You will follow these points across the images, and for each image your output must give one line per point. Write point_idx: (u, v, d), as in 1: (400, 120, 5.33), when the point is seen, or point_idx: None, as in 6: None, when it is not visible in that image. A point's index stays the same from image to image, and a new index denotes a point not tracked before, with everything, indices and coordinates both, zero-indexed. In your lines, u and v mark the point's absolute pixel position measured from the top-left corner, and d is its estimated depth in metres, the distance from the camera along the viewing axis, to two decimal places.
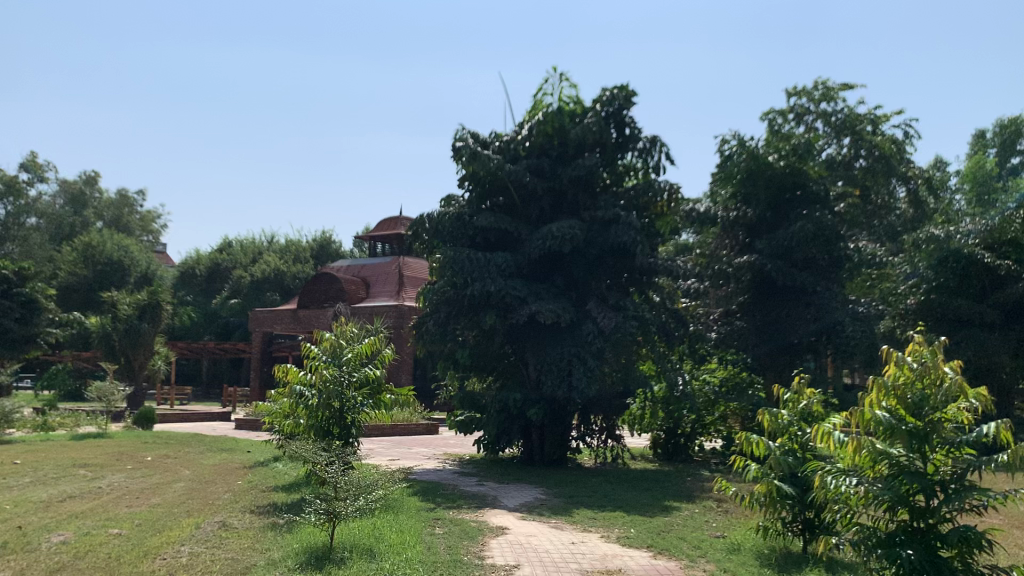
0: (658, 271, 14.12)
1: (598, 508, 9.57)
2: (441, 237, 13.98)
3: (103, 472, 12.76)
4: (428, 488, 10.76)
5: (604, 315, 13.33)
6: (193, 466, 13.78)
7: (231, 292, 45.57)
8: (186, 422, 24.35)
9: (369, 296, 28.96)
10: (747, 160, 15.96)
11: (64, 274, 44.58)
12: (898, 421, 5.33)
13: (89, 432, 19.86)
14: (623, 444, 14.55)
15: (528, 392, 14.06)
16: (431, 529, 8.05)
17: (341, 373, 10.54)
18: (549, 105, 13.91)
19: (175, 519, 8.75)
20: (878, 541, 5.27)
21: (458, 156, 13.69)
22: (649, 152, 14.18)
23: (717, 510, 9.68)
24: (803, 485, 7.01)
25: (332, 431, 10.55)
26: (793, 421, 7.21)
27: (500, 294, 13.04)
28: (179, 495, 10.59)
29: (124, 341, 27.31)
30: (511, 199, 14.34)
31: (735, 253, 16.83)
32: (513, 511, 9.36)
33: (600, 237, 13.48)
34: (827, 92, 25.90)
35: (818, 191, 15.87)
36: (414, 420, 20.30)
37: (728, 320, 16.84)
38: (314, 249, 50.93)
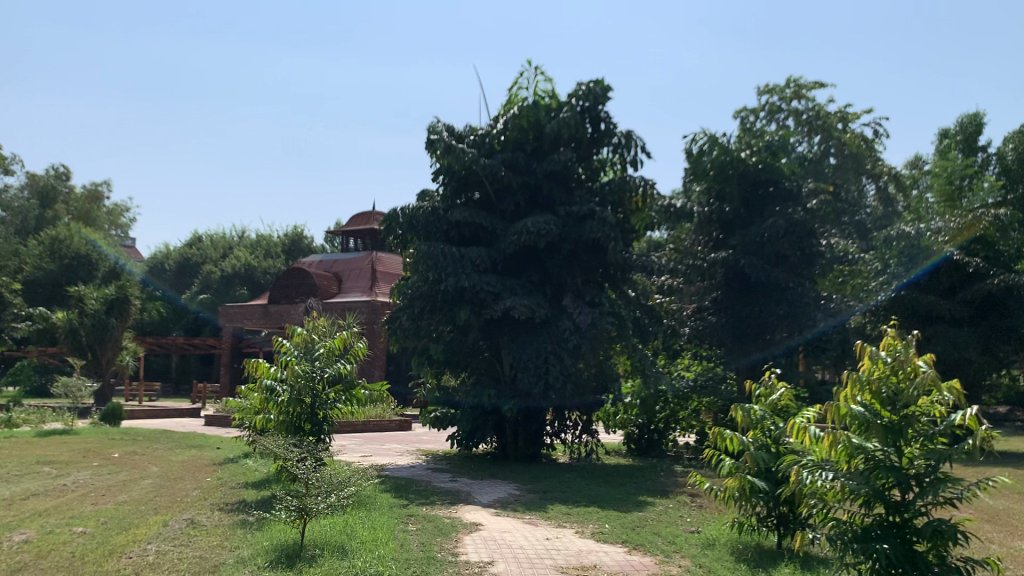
0: (633, 266, 14.10)
1: (572, 504, 9.53)
2: (415, 232, 13.86)
3: (68, 469, 12.52)
4: (401, 484, 10.66)
5: (580, 311, 13.28)
6: (161, 463, 13.56)
7: (201, 287, 45.10)
8: (155, 418, 24.02)
9: (342, 292, 28.75)
10: (720, 156, 15.99)
11: (30, 269, 43.88)
12: (874, 415, 5.25)
13: (54, 428, 19.53)
14: (597, 439, 14.51)
15: (503, 388, 13.98)
16: (404, 525, 7.95)
17: (313, 369, 10.39)
18: (525, 99, 13.83)
19: (142, 517, 8.57)
20: (854, 536, 5.23)
21: (432, 149, 13.57)
22: (624, 148, 14.15)
23: (691, 505, 9.68)
24: (776, 480, 6.99)
25: (304, 428, 10.40)
26: (767, 415, 7.20)
27: (474, 289, 12.95)
28: (146, 493, 10.40)
29: (91, 337, 26.90)
30: (486, 194, 14.24)
31: (709, 248, 16.86)
32: (486, 507, 9.29)
33: (575, 232, 13.42)
34: (798, 90, 26.05)
35: (791, 188, 15.96)
36: (386, 416, 20.18)
37: (700, 315, 16.87)
38: (285, 244, 50.52)
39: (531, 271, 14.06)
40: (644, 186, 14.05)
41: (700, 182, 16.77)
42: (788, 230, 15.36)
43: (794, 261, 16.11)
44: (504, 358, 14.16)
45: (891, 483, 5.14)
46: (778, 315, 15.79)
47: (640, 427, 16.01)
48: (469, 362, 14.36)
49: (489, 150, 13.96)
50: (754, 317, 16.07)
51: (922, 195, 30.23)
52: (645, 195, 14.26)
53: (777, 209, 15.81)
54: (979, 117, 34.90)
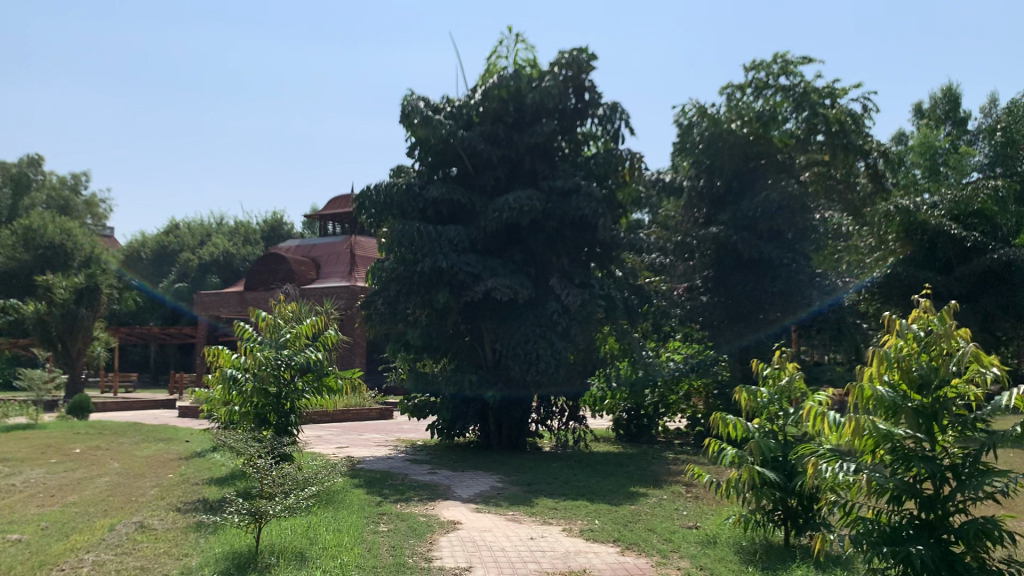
0: (622, 245, 13.41)
1: (558, 497, 8.85)
2: (389, 210, 13.08)
3: (21, 467, 11.75)
4: (375, 479, 9.95)
5: (567, 292, 12.57)
6: (123, 458, 12.81)
7: (178, 275, 44.28)
8: (127, 411, 23.25)
9: (321, 278, 27.99)
10: (710, 128, 15.37)
11: (4, 259, 43.05)
12: (902, 398, 4.62)
13: (19, 423, 18.71)
14: (585, 425, 13.86)
15: (485, 373, 13.31)
16: (374, 526, 7.24)
17: (277, 357, 9.59)
18: (504, 68, 13.05)
19: (87, 521, 7.83)
20: (882, 536, 4.57)
21: (407, 122, 12.78)
22: (610, 119, 13.42)
23: (687, 497, 9.06)
24: (785, 472, 6.38)
25: (269, 420, 9.66)
26: (774, 400, 6.58)
27: (452, 270, 12.21)
28: (100, 492, 9.65)
29: (61, 328, 26.04)
30: (464, 169, 13.48)
31: (699, 225, 16.20)
32: (466, 503, 8.58)
33: (560, 207, 12.68)
34: (785, 65, 25.37)
35: (784, 160, 15.58)
36: (367, 405, 19.51)
37: (691, 294, 16.16)
38: (264, 231, 49.66)
39: (514, 251, 13.32)
40: (630, 159, 13.38)
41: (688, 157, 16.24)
42: (780, 205, 14.81)
43: (785, 236, 15.52)
44: (487, 342, 13.47)
45: (923, 476, 4.52)
46: (771, 292, 15.17)
47: (629, 413, 15.38)
48: (450, 347, 13.64)
49: (467, 122, 13.16)
50: (747, 295, 15.45)
51: (909, 172, 29.72)
52: (631, 168, 13.59)
53: (767, 181, 15.39)
54: (954, 92, 34.33)
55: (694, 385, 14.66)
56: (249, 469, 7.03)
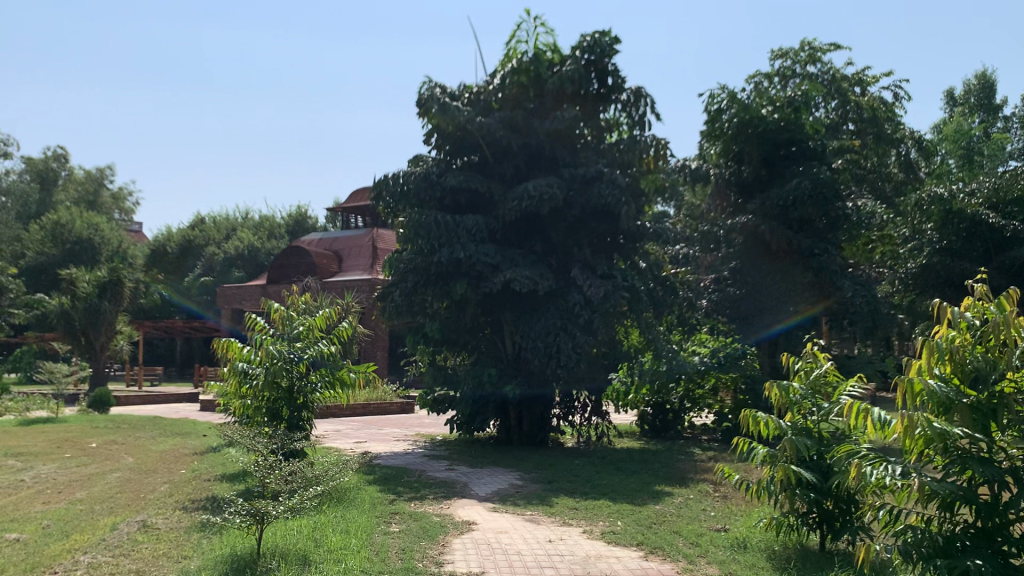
0: (646, 235, 12.98)
1: (579, 496, 8.47)
2: (407, 200, 12.76)
3: (34, 462, 11.57)
4: (390, 475, 9.63)
5: (589, 283, 12.17)
6: (138, 452, 12.62)
7: (204, 269, 44.41)
8: (150, 404, 23.18)
9: (343, 271, 27.79)
10: (739, 114, 14.94)
11: (31, 254, 43.37)
12: (956, 394, 4.25)
13: (40, 417, 18.63)
14: (608, 421, 13.46)
15: (505, 367, 12.96)
16: (385, 527, 6.90)
17: (289, 351, 9.25)
18: (523, 53, 12.66)
19: (90, 520, 7.57)
20: (934, 547, 4.20)
21: (424, 109, 12.46)
22: (633, 105, 12.98)
23: (714, 496, 8.65)
24: (820, 472, 5.96)
25: (281, 414, 9.27)
26: (807, 396, 6.16)
27: (471, 261, 11.87)
28: (108, 488, 9.41)
29: (84, 321, 26.02)
30: (484, 157, 13.11)
31: (727, 214, 15.72)
32: (482, 502, 8.23)
33: (582, 196, 12.29)
34: (813, 53, 24.69)
35: (816, 148, 14.99)
36: (389, 399, 19.27)
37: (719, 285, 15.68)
38: (288, 225, 49.65)
39: (534, 241, 12.93)
40: (655, 146, 12.94)
41: (717, 144, 15.79)
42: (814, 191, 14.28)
43: (816, 225, 15.02)
44: (506, 336, 13.12)
45: (980, 480, 4.16)
46: (801, 284, 14.85)
47: (654, 407, 15.03)
48: (469, 340, 13.31)
49: (486, 109, 12.78)
50: (777, 286, 14.93)
51: (942, 161, 28.92)
52: (656, 154, 13.17)
53: (799, 169, 14.79)
54: (989, 78, 33.35)
55: (721, 379, 14.21)
56: (253, 467, 6.74)
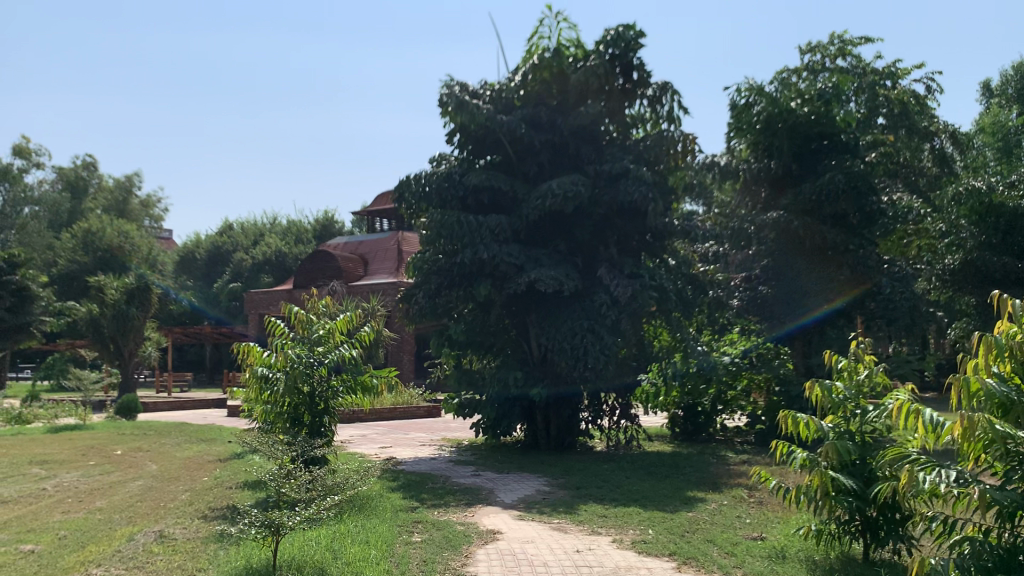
0: (675, 232, 12.64)
1: (609, 503, 8.17)
2: (430, 200, 12.56)
3: (58, 470, 11.48)
4: (414, 482, 9.40)
5: (616, 283, 11.87)
6: (162, 460, 12.50)
7: (232, 275, 44.61)
8: (177, 411, 23.18)
9: (368, 275, 27.69)
10: (768, 107, 14.57)
11: (63, 262, 43.88)
12: (1019, 395, 3.95)
13: (68, 423, 18.65)
14: (638, 424, 13.14)
15: (531, 369, 12.70)
16: (406, 537, 6.66)
17: (310, 355, 9.02)
18: (546, 48, 12.42)
19: (106, 530, 7.41)
20: (994, 561, 3.92)
21: (444, 108, 12.26)
22: (660, 100, 12.66)
23: (749, 502, 8.32)
24: (862, 478, 5.66)
25: (302, 420, 9.01)
26: (850, 396, 5.86)
27: (494, 261, 11.64)
28: (129, 497, 9.27)
29: (113, 328, 26.12)
30: (506, 156, 12.86)
31: (756, 210, 15.29)
32: (508, 510, 7.95)
33: (607, 193, 11.99)
34: (843, 46, 24.18)
35: (848, 141, 14.55)
36: (415, 403, 19.08)
37: (749, 284, 15.28)
38: (315, 230, 49.76)
39: (559, 240, 12.64)
40: (683, 141, 12.62)
41: (745, 138, 15.37)
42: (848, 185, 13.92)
43: (850, 220, 14.53)
44: (532, 337, 12.84)
45: None
46: None
47: (684, 410, 14.71)
48: (494, 342, 13.06)
49: (508, 107, 12.56)
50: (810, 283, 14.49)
51: (979, 154, 28.16)
52: (684, 150, 12.84)
53: (831, 162, 14.47)
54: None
55: (754, 380, 13.88)
56: (269, 476, 6.53)
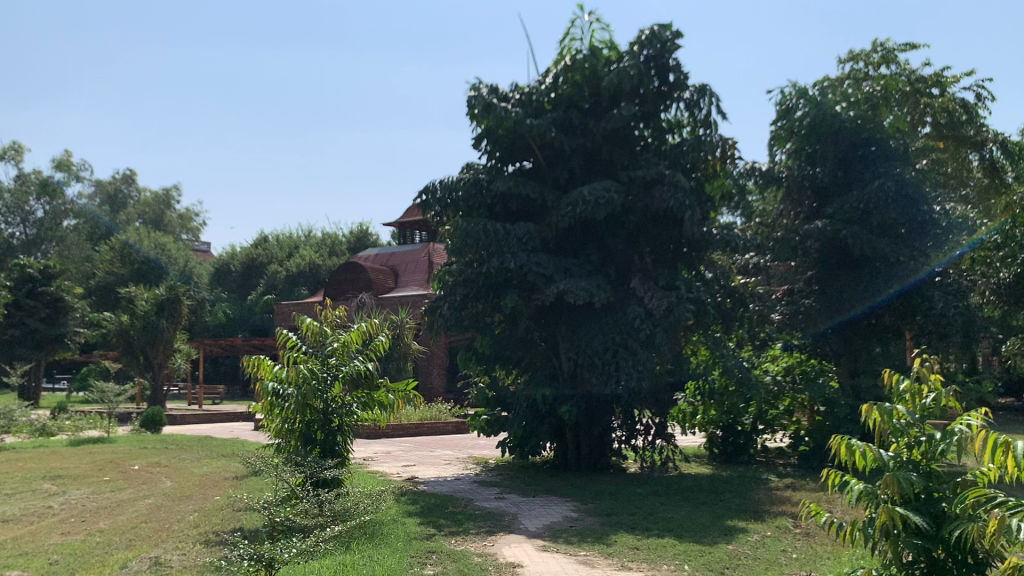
0: (713, 242, 11.94)
1: (640, 533, 7.55)
2: (456, 208, 12.07)
3: (69, 486, 11.11)
4: (433, 505, 8.85)
5: (650, 295, 11.22)
6: (177, 476, 12.08)
7: (267, 287, 44.73)
8: (205, 424, 22.94)
9: (398, 287, 27.34)
10: (811, 111, 13.94)
11: (101, 275, 44.27)
12: None
13: (92, 436, 18.41)
14: (673, 444, 12.45)
15: (561, 385, 12.10)
16: (417, 570, 6.09)
17: (323, 370, 8.45)
18: (578, 50, 11.89)
19: (101, 556, 6.95)
20: None
21: (470, 110, 11.75)
22: (697, 104, 12.05)
23: (794, 533, 7.66)
24: (929, 514, 5.02)
25: (314, 438, 8.46)
26: (914, 422, 5.21)
27: (521, 271, 11.08)
28: (135, 517, 8.83)
29: (143, 340, 26.01)
30: (537, 161, 12.32)
31: (800, 220, 14.55)
32: (532, 538, 7.36)
33: (642, 200, 11.40)
34: (886, 53, 23.40)
35: (896, 146, 13.85)
36: (443, 419, 18.60)
37: (792, 297, 14.59)
38: (349, 242, 49.83)
39: (591, 249, 12.03)
40: (722, 146, 11.99)
41: (787, 145, 14.76)
42: (899, 193, 13.24)
43: (899, 230, 13.79)
44: (562, 351, 12.25)
45: None
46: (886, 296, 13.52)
47: (722, 429, 13.97)
48: (523, 356, 12.50)
49: (538, 110, 12.03)
50: (856, 299, 13.80)
51: None
52: (722, 156, 12.19)
53: (880, 169, 13.76)
54: None
55: (797, 400, 13.17)
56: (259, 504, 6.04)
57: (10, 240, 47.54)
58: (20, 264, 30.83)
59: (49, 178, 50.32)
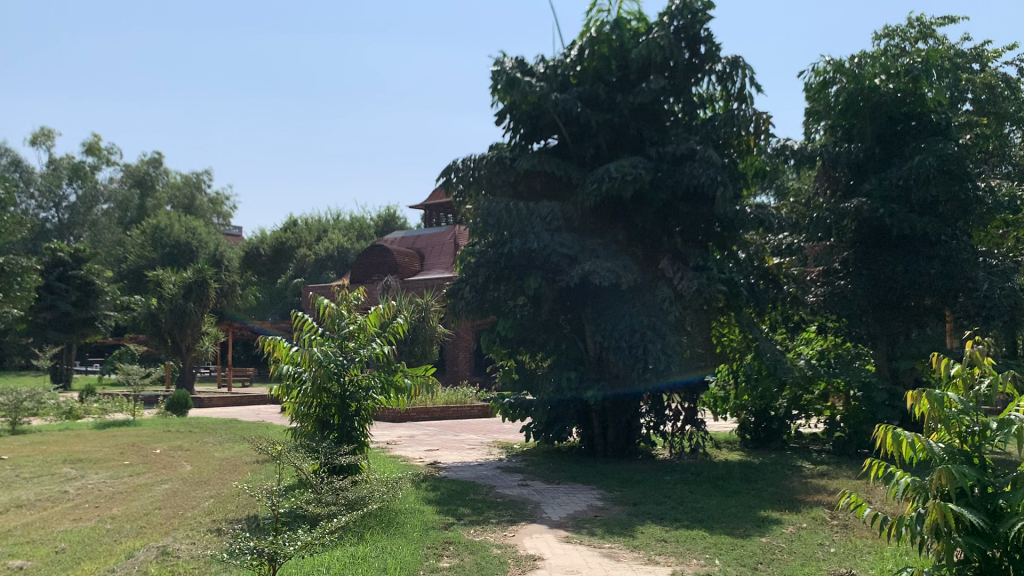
0: (746, 221, 11.49)
1: (668, 524, 7.20)
2: (478, 187, 11.71)
3: (89, 470, 10.98)
4: (453, 492, 8.56)
5: (680, 277, 10.82)
6: (197, 460, 11.91)
7: (296, 271, 44.85)
8: (232, 407, 22.92)
9: (425, 270, 27.09)
10: (848, 85, 13.38)
11: (133, 258, 44.64)
12: None
13: (119, 419, 18.39)
14: (704, 431, 12.03)
15: (587, 369, 11.75)
16: (432, 563, 5.78)
17: (338, 353, 8.14)
18: (605, 22, 11.43)
19: (108, 544, 6.74)
20: None
21: (493, 85, 11.36)
22: (730, 78, 11.58)
23: (832, 525, 7.25)
24: (985, 510, 4.65)
25: (331, 423, 8.17)
26: (966, 410, 4.83)
27: (545, 251, 10.71)
28: (150, 503, 8.63)
29: (170, 323, 26.04)
30: (562, 138, 11.92)
31: (837, 198, 14.00)
32: (554, 529, 7.03)
33: (671, 177, 10.97)
34: (924, 27, 22.63)
35: (938, 121, 13.23)
36: (469, 403, 18.34)
37: (828, 278, 14.07)
38: (377, 226, 49.87)
39: (618, 229, 11.64)
40: (755, 121, 11.48)
41: (824, 121, 14.19)
42: (940, 169, 12.61)
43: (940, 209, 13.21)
44: (588, 335, 11.89)
45: None
46: (927, 276, 12.72)
47: (755, 415, 13.52)
48: (548, 340, 12.15)
49: (563, 85, 11.62)
50: (895, 278, 13.01)
51: None
52: (756, 131, 11.70)
53: (920, 144, 13.11)
54: None
55: (832, 385, 12.71)
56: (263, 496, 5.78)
57: (44, 225, 48.08)
58: (51, 248, 31.02)
59: (81, 162, 50.83)
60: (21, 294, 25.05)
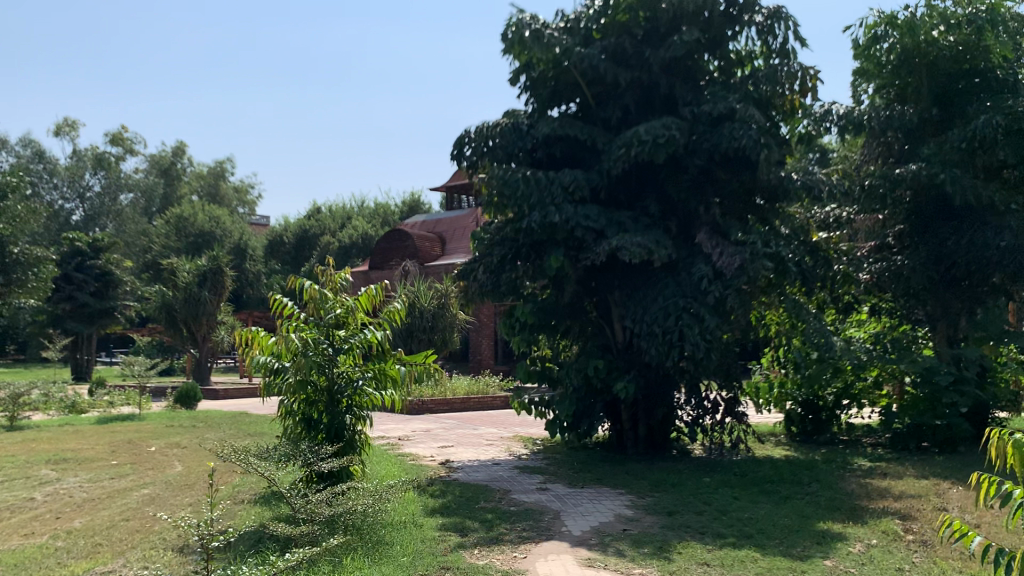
0: (792, 190, 10.22)
1: (711, 542, 6.04)
2: (492, 155, 10.53)
3: (69, 472, 10.02)
4: (462, 500, 7.45)
5: (719, 252, 9.57)
6: (190, 460, 10.92)
7: (320, 258, 44.05)
8: (247, 399, 22.05)
9: (445, 255, 26.05)
10: (903, 39, 12.00)
11: (157, 248, 44.06)
12: None
13: (124, 413, 17.51)
14: (746, 423, 10.69)
15: (616, 357, 10.59)
16: None
17: (326, 342, 7.09)
18: None
19: (49, 568, 5.73)
20: None
21: (508, 41, 10.16)
22: (771, 30, 10.30)
23: (908, 543, 6.06)
24: None
25: (318, 422, 7.10)
26: None
27: (568, 226, 9.55)
28: (120, 512, 7.62)
29: (184, 313, 25.18)
30: (585, 100, 10.74)
31: (889, 165, 12.63)
32: (575, 549, 5.88)
33: (708, 140, 9.76)
34: None
35: (1005, 77, 11.74)
36: (492, 393, 17.27)
37: (881, 254, 12.73)
38: (402, 213, 49.00)
39: (648, 198, 10.42)
40: (801, 76, 10.21)
41: (875, 82, 12.84)
42: (1007, 129, 11.11)
43: (1008, 174, 11.78)
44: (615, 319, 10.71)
45: None
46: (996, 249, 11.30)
47: (802, 405, 12.27)
48: (571, 325, 10.99)
49: (586, 40, 10.40)
50: (957, 253, 11.66)
51: None
52: (802, 88, 10.41)
53: (985, 103, 11.65)
54: None
55: (887, 371, 11.38)
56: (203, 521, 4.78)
57: (69, 216, 47.60)
58: (69, 238, 30.32)
59: (104, 152, 50.25)
60: (36, 286, 24.25)
